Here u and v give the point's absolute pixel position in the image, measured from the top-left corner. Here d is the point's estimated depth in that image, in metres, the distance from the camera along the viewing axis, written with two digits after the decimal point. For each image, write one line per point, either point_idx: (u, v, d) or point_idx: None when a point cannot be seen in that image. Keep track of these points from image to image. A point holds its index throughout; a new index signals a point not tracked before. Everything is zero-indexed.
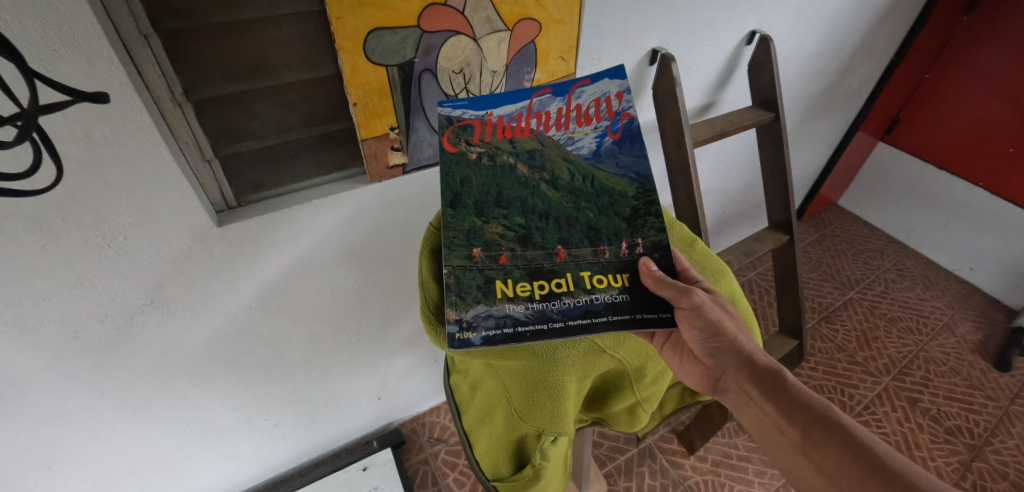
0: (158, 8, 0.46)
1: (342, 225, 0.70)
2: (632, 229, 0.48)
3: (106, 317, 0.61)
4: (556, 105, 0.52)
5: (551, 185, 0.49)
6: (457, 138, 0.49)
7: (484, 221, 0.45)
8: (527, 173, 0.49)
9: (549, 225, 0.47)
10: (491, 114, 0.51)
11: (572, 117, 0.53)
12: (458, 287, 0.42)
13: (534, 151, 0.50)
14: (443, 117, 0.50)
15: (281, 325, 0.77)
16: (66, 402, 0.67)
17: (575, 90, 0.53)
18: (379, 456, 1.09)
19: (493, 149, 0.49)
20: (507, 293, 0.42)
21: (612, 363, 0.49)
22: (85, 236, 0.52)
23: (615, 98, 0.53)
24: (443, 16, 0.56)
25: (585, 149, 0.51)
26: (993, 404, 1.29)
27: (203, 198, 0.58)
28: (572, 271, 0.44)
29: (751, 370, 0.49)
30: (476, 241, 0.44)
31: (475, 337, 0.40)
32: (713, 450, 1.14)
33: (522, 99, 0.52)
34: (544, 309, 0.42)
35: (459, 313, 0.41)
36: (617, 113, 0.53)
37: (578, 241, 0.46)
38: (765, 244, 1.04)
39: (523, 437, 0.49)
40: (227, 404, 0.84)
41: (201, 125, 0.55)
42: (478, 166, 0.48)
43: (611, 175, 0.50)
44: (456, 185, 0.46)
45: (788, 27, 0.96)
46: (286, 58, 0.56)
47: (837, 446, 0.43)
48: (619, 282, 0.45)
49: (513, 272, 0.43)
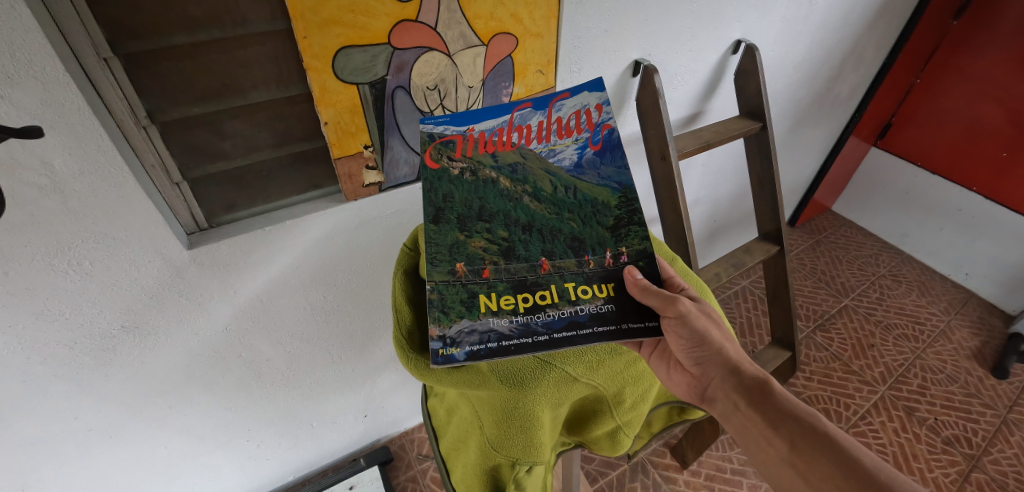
0: (117, 30, 0.45)
1: (318, 245, 0.69)
2: (616, 237, 0.46)
3: (76, 343, 0.59)
4: (536, 118, 0.52)
5: (533, 197, 0.47)
6: (439, 153, 0.48)
7: (466, 235, 0.43)
8: (509, 186, 0.47)
9: (532, 237, 0.45)
10: (472, 129, 0.50)
11: (553, 130, 0.52)
12: (441, 303, 0.40)
13: (516, 164, 0.49)
14: (425, 134, 0.49)
15: (259, 345, 0.75)
16: (36, 429, 0.65)
17: (555, 103, 0.52)
18: (366, 474, 1.07)
19: (475, 164, 0.48)
20: (491, 307, 0.40)
21: (588, 389, 0.47)
22: (48, 262, 0.51)
23: (594, 110, 0.53)
24: (414, 33, 0.55)
25: (567, 161, 0.50)
26: (992, 412, 1.27)
27: (171, 221, 0.57)
28: (557, 282, 0.43)
29: (738, 379, 0.48)
30: (459, 255, 0.42)
31: (459, 353, 0.38)
32: (707, 464, 1.12)
33: (504, 113, 0.52)
34: (529, 322, 0.40)
35: (442, 329, 0.39)
36: (597, 124, 0.52)
37: (562, 252, 0.44)
38: (755, 254, 1.03)
39: (497, 466, 0.47)
40: (206, 425, 0.82)
41: (167, 147, 0.54)
42: (460, 181, 0.46)
43: (594, 185, 0.49)
44: (438, 201, 0.45)
45: (774, 35, 0.95)
46: (253, 76, 0.54)
47: (825, 457, 0.41)
48: (605, 292, 0.43)
49: (497, 286, 0.42)
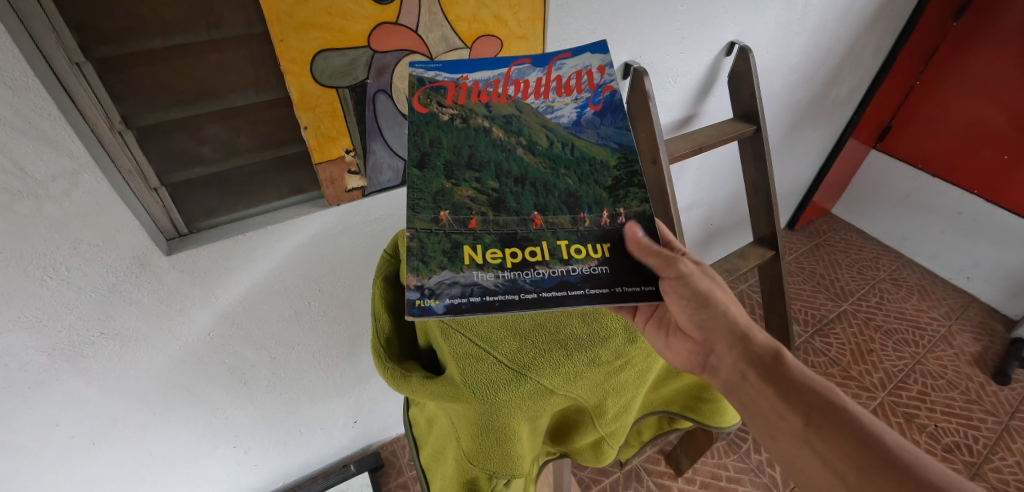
0: (89, 34, 0.44)
1: (301, 250, 0.68)
2: (614, 198, 0.43)
3: (54, 349, 0.58)
4: (535, 74, 0.46)
5: (528, 150, 0.43)
6: (428, 98, 0.43)
7: (452, 183, 0.41)
8: (503, 137, 0.43)
9: (524, 190, 0.42)
10: (465, 77, 0.45)
11: (552, 88, 0.46)
12: (422, 252, 0.38)
13: (511, 116, 0.44)
14: (414, 76, 0.44)
15: (243, 351, 0.74)
16: (17, 437, 0.64)
17: (555, 61, 0.47)
18: (357, 481, 1.06)
19: (467, 111, 0.44)
20: (476, 260, 0.38)
21: (567, 401, 0.46)
22: (22, 268, 0.50)
23: (596, 72, 0.47)
24: (395, 36, 0.54)
25: (565, 118, 0.45)
26: (993, 419, 1.25)
27: (149, 227, 0.56)
28: (548, 240, 0.40)
29: (747, 349, 0.44)
30: (444, 203, 0.40)
31: (438, 305, 0.36)
32: (701, 471, 1.11)
33: (500, 65, 0.46)
34: (516, 279, 0.38)
35: (421, 279, 0.37)
36: (599, 86, 0.46)
37: (556, 208, 0.42)
38: (749, 259, 1.01)
39: (475, 479, 0.46)
40: (191, 431, 0.81)
41: (144, 152, 0.53)
42: (450, 127, 0.43)
43: (592, 144, 0.44)
44: (425, 145, 0.42)
45: (769, 36, 0.94)
46: (230, 81, 0.54)
47: (843, 434, 0.37)
48: (599, 253, 0.41)
49: (484, 238, 0.39)
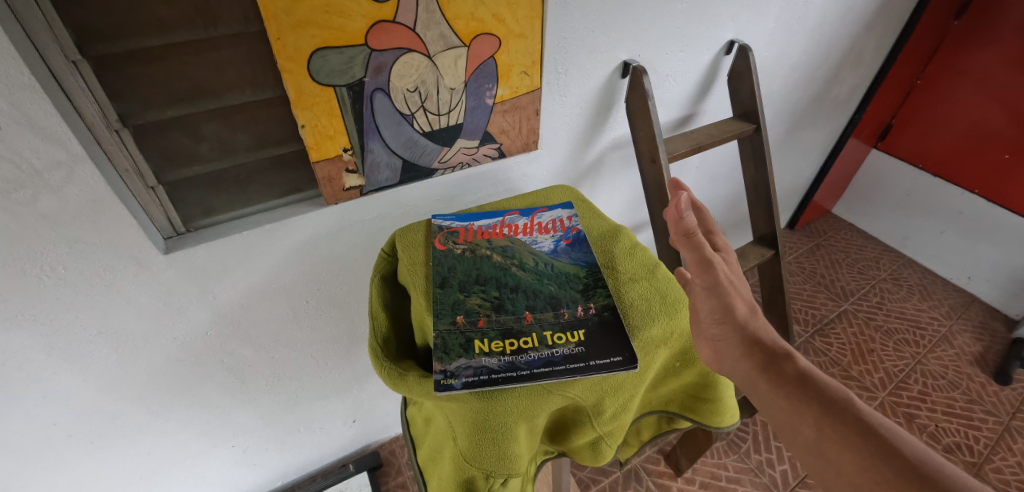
0: (85, 33, 0.44)
1: (300, 249, 0.68)
2: (586, 296, 0.53)
3: (51, 348, 0.58)
4: (522, 221, 0.65)
5: (520, 268, 0.57)
6: (446, 240, 0.60)
7: (466, 295, 0.53)
8: (501, 260, 0.58)
9: (518, 296, 0.53)
10: (472, 224, 0.63)
11: (535, 229, 0.63)
12: (444, 346, 0.47)
13: (506, 247, 0.60)
14: (436, 225, 0.62)
15: (242, 351, 0.74)
16: (15, 436, 0.64)
17: (536, 214, 0.66)
18: (356, 480, 1.06)
19: (473, 246, 0.59)
20: (484, 349, 0.47)
21: (564, 401, 0.46)
22: (18, 267, 0.50)
23: (566, 220, 0.65)
24: (392, 34, 0.54)
25: (545, 247, 0.60)
26: (994, 420, 1.24)
27: (147, 226, 0.56)
28: (537, 331, 0.49)
29: (761, 359, 0.45)
30: (459, 310, 0.51)
31: (457, 383, 0.44)
32: (701, 471, 1.10)
33: (498, 215, 0.65)
34: (515, 361, 0.46)
35: (444, 365, 0.45)
36: (569, 228, 0.63)
37: (543, 307, 0.52)
38: (749, 259, 1.01)
39: (472, 479, 0.45)
40: (190, 430, 0.81)
41: (141, 151, 0.53)
42: (461, 258, 0.57)
43: (567, 264, 0.58)
44: (444, 272, 0.55)
45: (769, 35, 0.94)
46: (227, 80, 0.53)
47: (857, 443, 0.36)
48: (576, 337, 0.49)
49: (489, 333, 0.49)
